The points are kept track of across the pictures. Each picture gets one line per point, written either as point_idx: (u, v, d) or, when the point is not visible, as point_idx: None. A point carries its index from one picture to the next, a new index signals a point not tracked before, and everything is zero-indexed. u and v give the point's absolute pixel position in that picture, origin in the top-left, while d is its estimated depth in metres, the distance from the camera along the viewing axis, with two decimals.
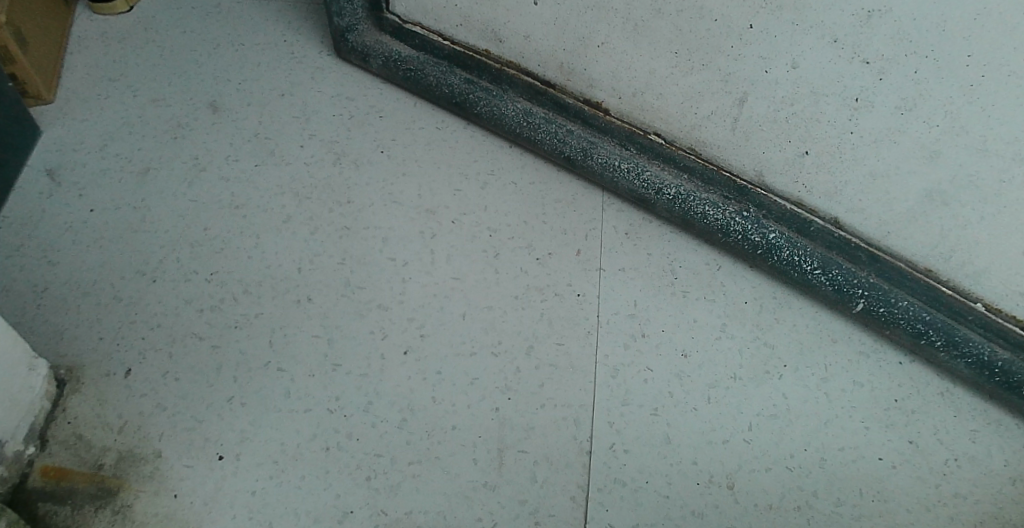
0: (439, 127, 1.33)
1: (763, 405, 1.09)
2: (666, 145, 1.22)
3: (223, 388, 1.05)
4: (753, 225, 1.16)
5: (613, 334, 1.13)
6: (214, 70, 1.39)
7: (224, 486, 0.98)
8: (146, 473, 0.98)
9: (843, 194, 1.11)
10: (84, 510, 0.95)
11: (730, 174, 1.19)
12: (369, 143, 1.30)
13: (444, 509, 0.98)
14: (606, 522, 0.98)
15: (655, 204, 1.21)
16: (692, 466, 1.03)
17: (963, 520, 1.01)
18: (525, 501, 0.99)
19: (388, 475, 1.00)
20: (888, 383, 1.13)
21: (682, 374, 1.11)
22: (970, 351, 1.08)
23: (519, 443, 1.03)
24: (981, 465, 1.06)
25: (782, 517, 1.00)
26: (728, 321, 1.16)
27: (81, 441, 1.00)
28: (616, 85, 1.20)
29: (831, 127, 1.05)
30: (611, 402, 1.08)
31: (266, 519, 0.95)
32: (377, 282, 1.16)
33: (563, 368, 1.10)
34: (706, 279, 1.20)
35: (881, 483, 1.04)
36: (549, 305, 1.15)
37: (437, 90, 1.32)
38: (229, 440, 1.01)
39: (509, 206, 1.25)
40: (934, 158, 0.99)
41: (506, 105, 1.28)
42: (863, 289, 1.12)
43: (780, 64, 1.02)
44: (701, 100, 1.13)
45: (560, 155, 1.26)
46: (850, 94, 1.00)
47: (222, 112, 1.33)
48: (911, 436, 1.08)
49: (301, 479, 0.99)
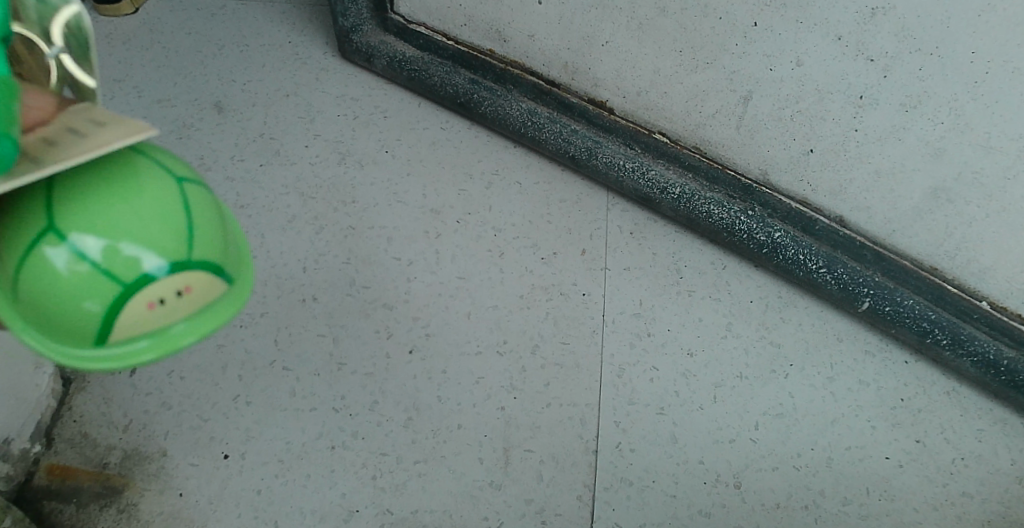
0: (445, 127, 1.34)
1: (770, 404, 1.09)
2: (671, 144, 1.22)
3: (230, 387, 1.07)
4: (758, 224, 1.16)
5: (618, 334, 1.13)
6: (219, 71, 1.40)
7: (231, 485, 0.99)
8: (151, 472, 1.00)
9: (846, 193, 1.11)
10: (89, 508, 0.97)
11: (735, 172, 1.19)
12: (373, 143, 1.31)
13: (450, 507, 0.99)
14: (613, 521, 0.99)
15: (660, 203, 1.21)
16: (699, 465, 1.03)
17: (971, 520, 1.01)
18: (531, 500, 1.00)
19: (394, 474, 1.01)
20: (895, 383, 1.12)
21: (688, 373, 1.11)
22: (976, 350, 1.08)
23: (526, 441, 1.04)
24: (989, 464, 1.06)
25: (789, 516, 1.00)
26: (733, 319, 1.16)
27: (86, 439, 1.02)
28: (620, 83, 1.20)
29: (836, 125, 1.04)
30: (617, 401, 1.08)
31: (273, 518, 0.97)
32: (382, 282, 1.16)
33: (568, 367, 1.10)
34: (711, 277, 1.20)
35: (889, 482, 1.04)
36: (554, 304, 1.15)
37: (442, 90, 1.31)
38: (235, 439, 1.03)
39: (514, 205, 1.25)
40: (938, 157, 0.99)
41: (511, 104, 1.27)
42: (868, 288, 1.12)
43: (784, 62, 1.02)
44: (705, 99, 1.13)
45: (564, 154, 1.25)
46: (855, 92, 0.99)
47: (227, 112, 1.34)
48: (918, 435, 1.08)
49: (306, 478, 1.00)
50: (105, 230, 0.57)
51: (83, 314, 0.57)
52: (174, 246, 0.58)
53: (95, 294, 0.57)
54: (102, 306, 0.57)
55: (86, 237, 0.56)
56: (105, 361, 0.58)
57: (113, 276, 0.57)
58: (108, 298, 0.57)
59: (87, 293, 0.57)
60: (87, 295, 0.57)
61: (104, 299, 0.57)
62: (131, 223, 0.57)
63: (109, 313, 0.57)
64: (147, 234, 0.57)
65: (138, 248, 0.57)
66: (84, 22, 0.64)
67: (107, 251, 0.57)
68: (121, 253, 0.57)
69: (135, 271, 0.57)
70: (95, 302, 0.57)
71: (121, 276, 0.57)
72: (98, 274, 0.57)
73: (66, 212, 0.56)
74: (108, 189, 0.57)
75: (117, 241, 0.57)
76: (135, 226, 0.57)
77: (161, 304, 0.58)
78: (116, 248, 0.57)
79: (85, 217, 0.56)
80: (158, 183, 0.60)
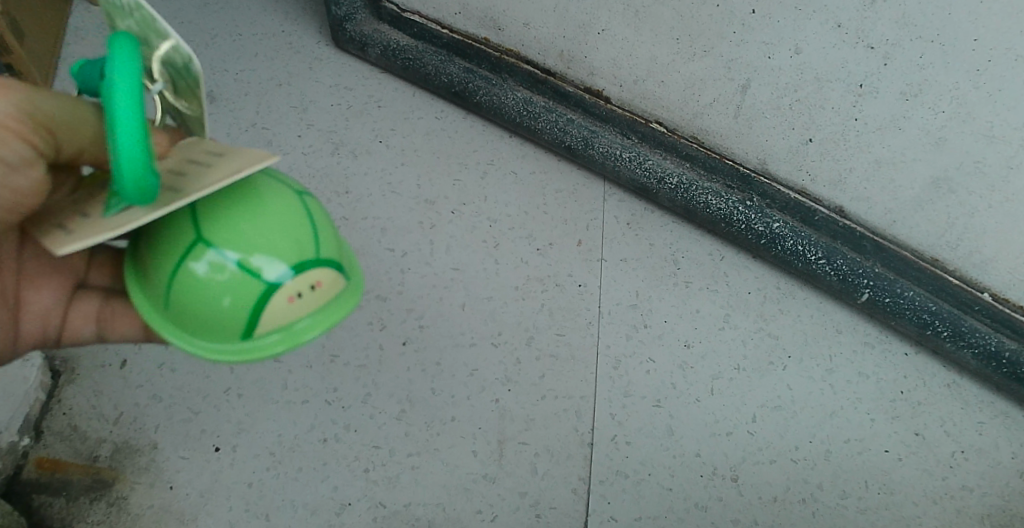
0: (439, 117, 1.31)
1: (768, 396, 1.08)
2: (668, 133, 1.20)
3: (221, 379, 1.05)
4: (757, 214, 1.14)
5: (614, 325, 1.12)
6: (211, 61, 1.38)
7: (223, 478, 0.99)
8: (141, 465, 0.99)
9: (846, 183, 1.09)
10: (79, 502, 0.96)
11: (733, 162, 1.18)
12: (367, 133, 1.28)
13: (443, 501, 0.98)
14: (608, 515, 0.98)
15: (657, 193, 1.19)
16: (696, 458, 1.03)
17: (969, 514, 1.01)
18: (525, 493, 0.99)
19: (387, 467, 1.00)
20: (895, 375, 1.11)
21: (685, 365, 1.10)
22: (977, 342, 1.06)
23: (521, 434, 1.03)
24: (989, 458, 1.05)
25: (786, 510, 1.00)
26: (731, 311, 1.14)
27: (76, 432, 1.01)
28: (616, 72, 1.19)
29: (835, 114, 1.02)
30: (613, 394, 1.07)
31: (264, 511, 0.97)
32: (375, 273, 1.14)
33: (563, 358, 1.09)
34: (709, 269, 1.18)
35: (887, 475, 1.03)
36: (549, 295, 1.14)
37: (436, 79, 1.29)
38: (226, 432, 1.02)
39: (510, 195, 1.23)
40: (940, 146, 0.97)
41: (506, 93, 1.25)
42: (868, 279, 1.10)
43: (782, 50, 1.00)
44: (703, 87, 1.12)
45: (560, 144, 1.24)
46: (855, 80, 0.98)
47: (219, 102, 1.32)
48: (917, 428, 1.07)
49: (298, 471, 0.99)
50: (238, 238, 0.61)
51: (223, 314, 0.61)
52: (300, 247, 0.62)
53: (232, 296, 0.61)
54: (236, 303, 0.61)
55: (222, 246, 0.61)
56: (245, 355, 0.62)
57: (248, 279, 0.61)
58: (244, 301, 0.61)
59: (224, 295, 0.61)
60: (227, 296, 0.61)
61: (240, 300, 0.61)
62: (258, 230, 0.61)
63: (245, 312, 0.61)
64: (276, 240, 0.61)
65: (265, 254, 0.61)
66: (191, 60, 0.63)
67: (243, 257, 0.61)
68: (251, 258, 0.61)
69: (265, 274, 0.61)
70: (233, 305, 0.61)
71: (253, 279, 0.61)
72: (235, 278, 0.61)
73: (207, 224, 0.61)
74: (239, 202, 0.62)
75: (248, 248, 0.61)
76: (264, 234, 0.61)
77: (291, 302, 0.62)
78: (248, 256, 0.61)
79: (221, 228, 0.61)
80: (281, 196, 0.64)
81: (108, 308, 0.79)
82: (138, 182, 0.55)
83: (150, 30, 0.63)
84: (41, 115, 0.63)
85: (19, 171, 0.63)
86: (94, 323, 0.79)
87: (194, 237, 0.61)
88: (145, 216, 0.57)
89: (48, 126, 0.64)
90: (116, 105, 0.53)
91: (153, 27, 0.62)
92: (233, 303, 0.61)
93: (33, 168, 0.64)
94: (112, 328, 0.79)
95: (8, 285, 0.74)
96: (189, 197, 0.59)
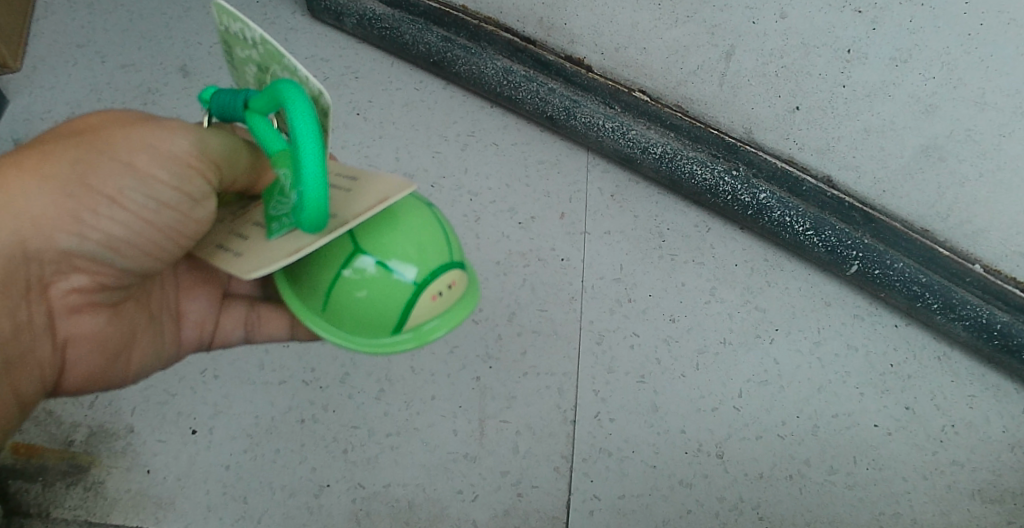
0: (418, 88, 1.27)
1: (754, 371, 1.06)
2: (651, 102, 1.17)
3: (196, 361, 1.03)
4: (743, 185, 1.11)
5: (597, 300, 1.10)
6: (185, 33, 1.30)
7: (199, 461, 0.97)
8: (117, 449, 0.97)
9: (834, 151, 1.06)
10: (56, 487, 0.95)
11: (718, 131, 1.15)
12: (344, 106, 1.24)
13: (423, 481, 0.96)
14: (592, 493, 0.97)
15: (641, 163, 1.16)
16: (681, 435, 1.01)
17: (959, 488, 1.00)
18: (507, 472, 0.97)
19: (365, 448, 0.98)
20: (884, 348, 1.09)
21: (671, 339, 1.07)
22: (968, 314, 1.04)
23: (502, 413, 1.01)
24: (979, 431, 1.04)
25: (772, 486, 0.99)
26: (718, 284, 1.12)
27: (51, 416, 0.99)
28: (598, 40, 1.16)
29: (822, 81, 1.00)
30: (596, 370, 1.05)
31: (241, 494, 0.95)
32: None
33: (545, 334, 1.07)
34: (696, 241, 1.15)
35: (875, 450, 1.02)
36: (532, 271, 1.11)
37: (414, 49, 1.25)
38: (203, 414, 1.00)
39: (492, 168, 1.20)
40: (930, 113, 0.95)
41: (486, 62, 1.21)
42: (857, 250, 1.07)
43: (768, 13, 0.97)
44: (686, 54, 1.08)
45: (542, 114, 1.20)
46: (843, 46, 0.95)
47: (194, 76, 1.25)
48: (907, 402, 1.05)
49: (276, 453, 0.98)
50: (378, 238, 0.60)
51: (366, 309, 0.61)
52: (435, 251, 0.61)
53: (374, 296, 0.60)
54: (372, 297, 0.60)
55: (365, 249, 0.60)
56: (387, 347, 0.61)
57: (390, 280, 0.60)
58: (383, 298, 0.60)
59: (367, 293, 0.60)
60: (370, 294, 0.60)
61: (376, 294, 0.60)
62: (396, 235, 0.60)
63: (389, 311, 0.60)
64: (415, 240, 0.61)
65: (404, 255, 0.60)
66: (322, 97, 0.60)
67: (383, 259, 0.60)
68: (391, 260, 0.60)
69: (406, 275, 0.60)
70: (375, 304, 0.60)
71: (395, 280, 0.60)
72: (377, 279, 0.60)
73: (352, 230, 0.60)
74: (378, 212, 0.61)
75: (388, 247, 0.60)
76: (403, 236, 0.60)
77: (432, 302, 0.61)
78: (387, 258, 0.60)
79: (362, 232, 0.60)
80: (418, 204, 0.63)
81: (254, 313, 0.81)
82: (318, 210, 0.55)
83: (276, 64, 0.62)
84: (210, 153, 0.65)
85: (201, 204, 0.66)
86: (243, 327, 0.82)
87: (337, 243, 0.61)
88: (311, 239, 0.57)
89: (215, 161, 0.66)
90: (299, 142, 0.53)
91: (278, 60, 0.62)
92: (377, 303, 0.60)
93: (210, 199, 0.67)
94: (260, 332, 0.82)
95: (172, 298, 0.79)
96: (343, 218, 0.58)
